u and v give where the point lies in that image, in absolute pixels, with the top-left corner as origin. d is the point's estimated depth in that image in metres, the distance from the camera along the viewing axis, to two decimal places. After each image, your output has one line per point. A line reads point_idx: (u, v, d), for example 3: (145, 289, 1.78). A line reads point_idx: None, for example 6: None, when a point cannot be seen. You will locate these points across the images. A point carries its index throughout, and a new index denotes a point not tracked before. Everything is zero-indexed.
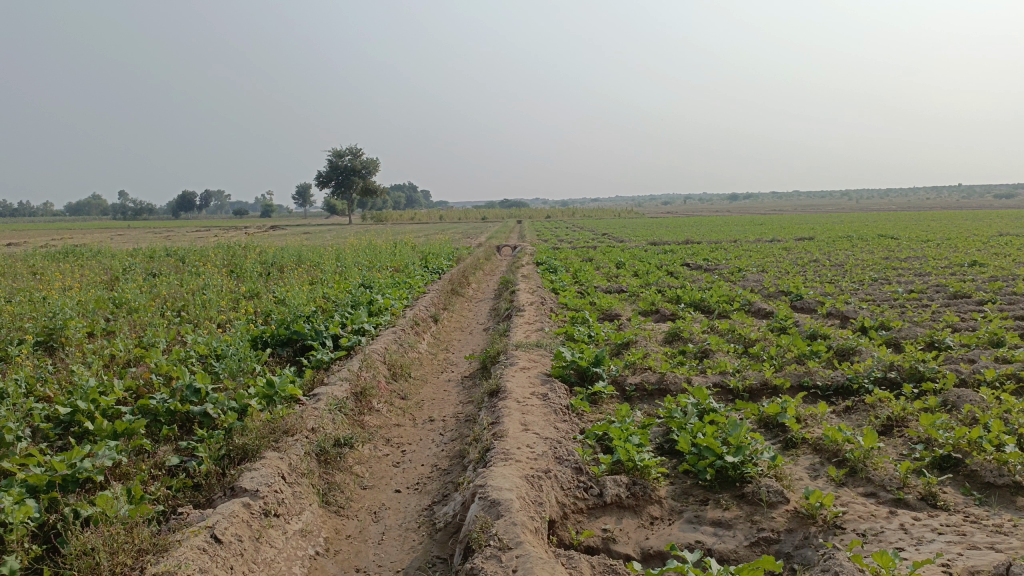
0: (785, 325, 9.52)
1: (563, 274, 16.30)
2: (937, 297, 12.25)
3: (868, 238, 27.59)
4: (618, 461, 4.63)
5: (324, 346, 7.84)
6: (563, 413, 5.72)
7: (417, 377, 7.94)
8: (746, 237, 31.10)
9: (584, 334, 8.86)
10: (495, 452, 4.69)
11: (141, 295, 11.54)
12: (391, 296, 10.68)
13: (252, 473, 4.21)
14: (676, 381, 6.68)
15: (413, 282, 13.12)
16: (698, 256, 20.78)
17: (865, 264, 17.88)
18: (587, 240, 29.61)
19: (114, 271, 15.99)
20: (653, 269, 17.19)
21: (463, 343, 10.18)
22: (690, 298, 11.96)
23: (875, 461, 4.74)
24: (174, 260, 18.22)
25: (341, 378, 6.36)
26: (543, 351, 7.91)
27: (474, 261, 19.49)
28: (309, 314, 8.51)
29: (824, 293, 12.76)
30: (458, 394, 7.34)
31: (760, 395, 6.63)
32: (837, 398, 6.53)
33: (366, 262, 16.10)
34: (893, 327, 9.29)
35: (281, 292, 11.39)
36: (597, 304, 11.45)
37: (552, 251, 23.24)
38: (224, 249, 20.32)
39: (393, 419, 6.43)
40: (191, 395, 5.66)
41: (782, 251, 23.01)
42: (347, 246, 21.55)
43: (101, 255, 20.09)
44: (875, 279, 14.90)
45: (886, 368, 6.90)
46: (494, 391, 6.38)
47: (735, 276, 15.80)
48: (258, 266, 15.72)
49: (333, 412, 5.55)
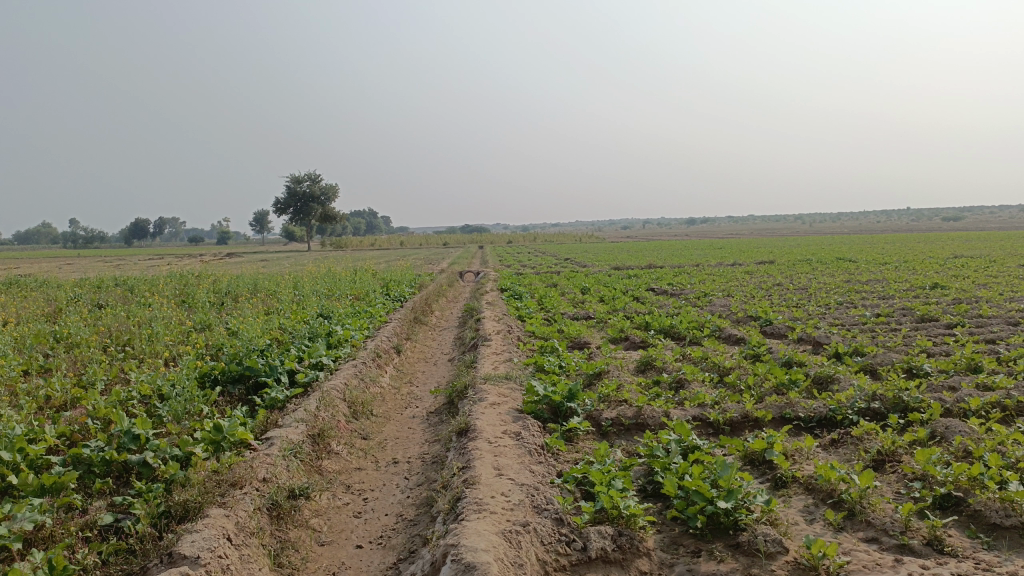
0: (759, 353, 9.27)
1: (528, 301, 15.99)
2: (905, 321, 12.20)
3: (827, 261, 27.83)
4: (601, 509, 4.24)
5: (279, 383, 7.36)
6: (538, 454, 5.33)
7: (379, 414, 7.48)
8: (707, 261, 31.19)
9: (555, 364, 8.51)
10: (466, 503, 4.28)
11: (84, 329, 10.87)
12: (351, 327, 10.20)
13: (193, 536, 3.73)
14: (654, 416, 6.35)
15: (374, 311, 12.65)
16: (663, 281, 20.64)
17: (829, 287, 17.89)
18: (550, 266, 29.45)
19: (58, 302, 15.20)
20: (619, 294, 16.98)
21: (428, 375, 9.76)
22: (659, 325, 11.70)
23: (873, 502, 4.44)
24: (124, 290, 17.48)
25: (298, 420, 5.88)
26: (512, 385, 7.51)
27: (437, 288, 19.06)
28: (262, 348, 8.01)
29: (793, 317, 12.63)
30: (424, 433, 6.90)
31: (742, 428, 6.33)
32: (821, 430, 6.27)
33: (325, 290, 15.59)
34: (868, 352, 9.12)
35: (235, 323, 10.84)
36: (565, 332, 11.11)
37: (516, 277, 22.92)
38: (177, 278, 19.59)
39: (354, 463, 5.96)
40: (130, 443, 5.15)
41: (745, 274, 23.08)
42: (306, 273, 21.02)
43: (46, 285, 19.21)
44: (842, 302, 14.86)
45: (869, 398, 6.67)
46: (463, 431, 5.97)
47: (701, 300, 15.64)
48: (212, 296, 15.10)
49: (288, 460, 5.08)
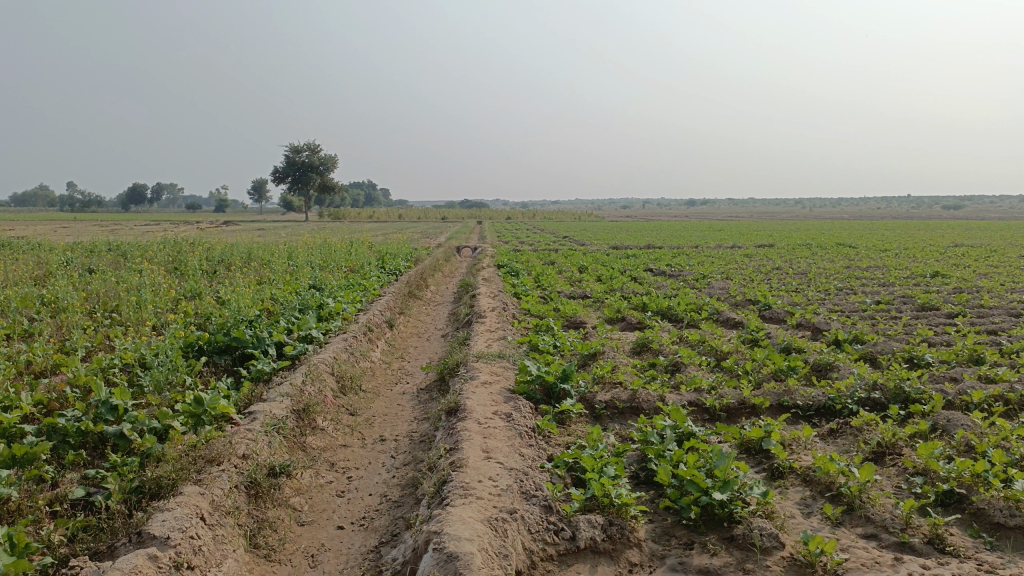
0: (758, 338, 9.11)
1: (524, 278, 15.80)
2: (905, 309, 12.03)
3: (827, 247, 27.61)
4: (592, 497, 4.09)
5: (266, 355, 7.19)
6: (529, 437, 5.17)
7: (368, 390, 7.32)
8: (706, 243, 30.97)
9: (549, 343, 8.34)
10: (452, 487, 4.12)
11: (72, 294, 10.66)
12: (343, 299, 10.01)
13: (164, 515, 3.57)
14: (649, 400, 6.19)
15: (368, 284, 12.45)
16: (662, 262, 20.46)
17: (828, 273, 17.71)
18: (548, 243, 29.18)
19: (48, 266, 14.98)
20: (616, 274, 16.78)
21: (420, 351, 9.60)
22: (657, 306, 11.53)
23: (873, 497, 4.30)
24: (116, 256, 17.24)
25: (282, 394, 5.71)
26: (505, 363, 7.34)
27: (433, 263, 18.85)
28: (251, 318, 7.82)
29: (792, 302, 12.46)
30: (413, 410, 6.74)
31: (738, 415, 6.18)
32: (819, 419, 6.13)
33: (319, 261, 15.38)
34: (869, 340, 8.96)
35: (225, 292, 10.63)
36: (561, 311, 10.94)
37: (514, 254, 22.72)
38: (171, 244, 19.35)
39: (339, 440, 5.80)
40: (107, 414, 4.97)
41: (744, 257, 22.92)
42: (302, 244, 20.79)
43: (38, 248, 18.96)
44: (842, 289, 14.69)
45: (869, 387, 6.52)
46: (452, 410, 5.80)
47: (700, 283, 15.45)
48: (204, 264, 14.87)
49: (270, 436, 4.91)
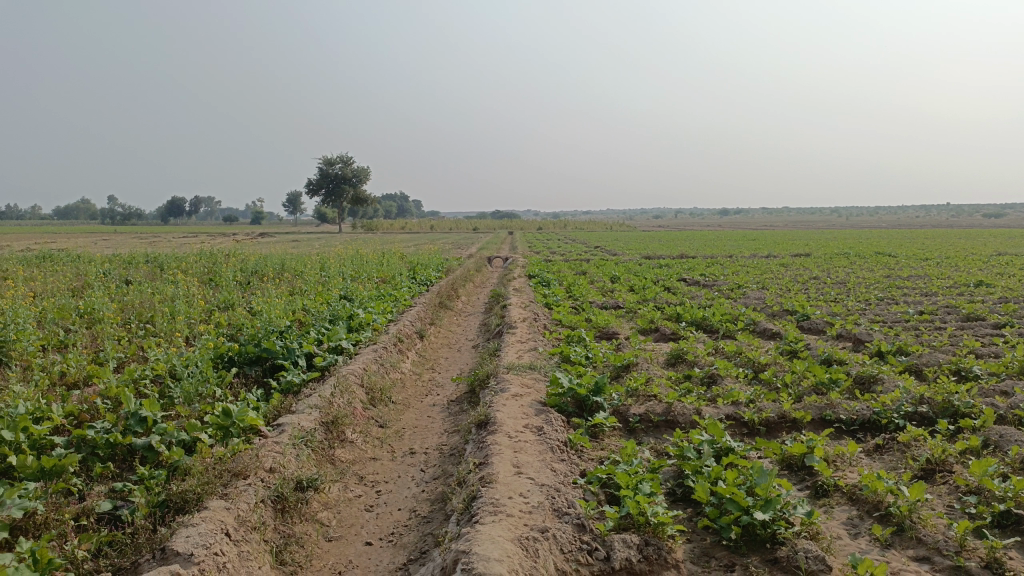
0: (797, 349, 8.86)
1: (556, 288, 15.67)
2: (949, 319, 11.66)
3: (865, 255, 27.03)
4: (627, 515, 3.93)
5: (296, 366, 7.14)
6: (562, 451, 5.03)
7: (398, 401, 7.24)
8: (740, 252, 30.55)
9: (581, 355, 8.19)
10: (482, 503, 3.99)
11: (107, 305, 10.77)
12: (373, 310, 9.96)
13: (189, 531, 3.50)
14: (685, 414, 6.02)
15: (399, 294, 12.41)
16: (695, 272, 20.18)
17: (867, 282, 17.29)
18: (580, 254, 28.97)
19: (87, 277, 15.20)
20: (649, 283, 16.57)
21: (451, 362, 9.50)
22: (691, 317, 11.31)
23: (924, 517, 4.08)
24: (152, 267, 17.47)
25: (311, 406, 5.64)
26: (536, 375, 7.21)
27: (463, 273, 18.79)
28: (281, 329, 7.79)
29: (831, 313, 12.14)
30: (443, 422, 6.63)
31: (778, 429, 5.98)
32: (864, 434, 5.90)
33: (351, 272, 15.40)
34: (913, 351, 8.66)
35: (257, 303, 10.66)
36: (593, 321, 10.78)
37: (545, 264, 22.58)
38: (206, 256, 19.58)
39: (368, 453, 5.71)
40: (136, 426, 4.94)
41: (780, 267, 22.52)
42: (334, 255, 20.90)
43: (77, 260, 19.30)
44: (882, 298, 14.32)
45: (915, 401, 6.26)
46: (483, 423, 5.68)
47: (735, 292, 15.16)
48: (238, 275, 14.98)
49: (298, 449, 4.84)
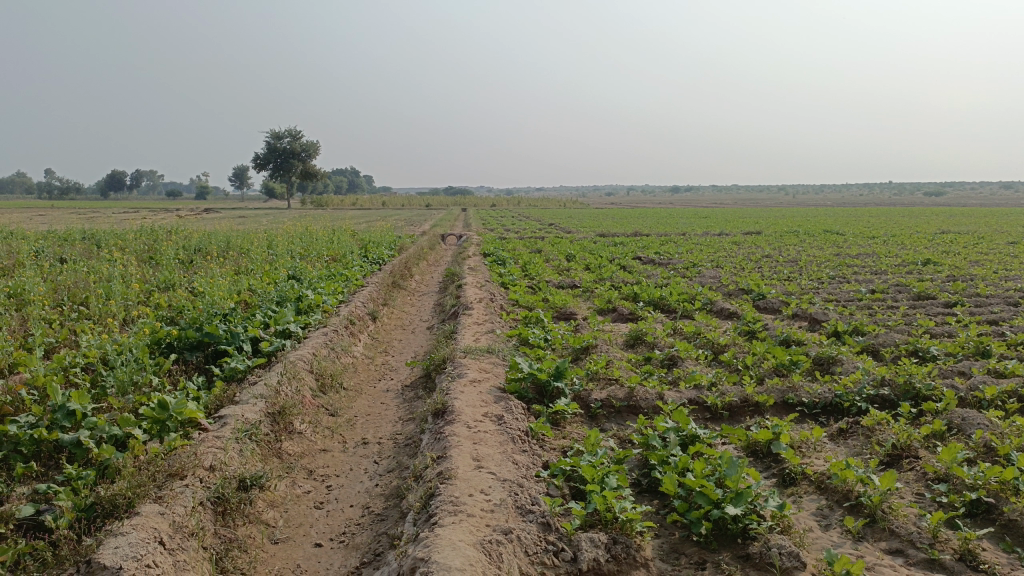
0: (755, 330, 8.78)
1: (511, 266, 15.42)
2: (901, 298, 11.75)
3: (815, 234, 27.38)
4: (594, 512, 3.74)
5: (241, 352, 6.77)
6: (523, 441, 4.82)
7: (350, 388, 6.93)
8: (693, 230, 30.71)
9: (540, 337, 7.99)
10: (440, 502, 3.76)
11: (39, 285, 10.15)
12: (323, 291, 9.58)
13: (118, 542, 3.20)
14: (648, 399, 5.87)
15: (350, 274, 12.01)
16: (650, 250, 20.14)
17: (819, 261, 17.43)
18: (534, 231, 28.75)
19: (18, 255, 14.41)
20: (605, 262, 16.42)
21: (404, 344, 9.21)
22: (649, 296, 11.17)
23: (895, 507, 3.99)
24: (89, 244, 16.66)
25: (256, 396, 5.31)
26: (494, 359, 6.97)
27: (417, 251, 18.39)
28: (225, 312, 7.39)
29: (786, 292, 12.14)
30: (397, 409, 6.35)
31: (742, 414, 5.86)
32: (827, 418, 5.82)
33: (301, 250, 14.90)
34: (869, 331, 8.66)
35: (201, 283, 10.17)
36: (550, 301, 10.57)
37: (500, 242, 22.29)
38: (147, 233, 18.76)
39: (318, 444, 5.41)
40: (64, 420, 4.55)
41: (733, 245, 22.63)
42: (282, 232, 20.30)
43: (8, 237, 18.34)
44: (834, 277, 14.42)
45: (877, 383, 6.21)
46: (439, 411, 5.43)
47: (690, 271, 15.10)
48: (180, 253, 14.37)
49: (242, 444, 4.53)
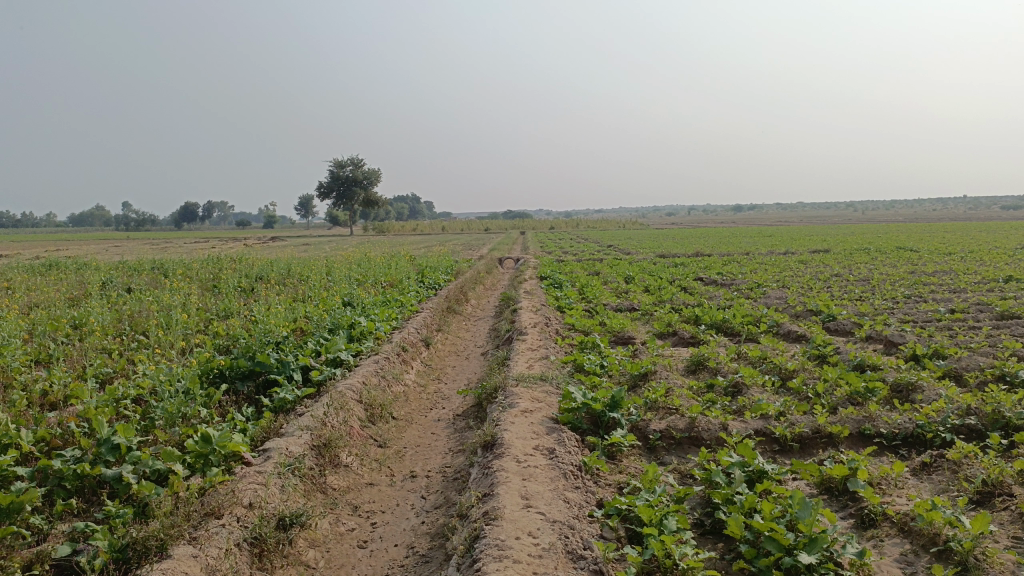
0: (825, 354, 8.31)
1: (568, 290, 15.15)
2: (984, 318, 11.03)
3: (886, 251, 26.33)
4: (651, 559, 3.44)
5: (291, 381, 6.69)
6: (576, 477, 4.54)
7: (400, 417, 6.77)
8: (757, 249, 29.91)
9: (596, 364, 7.71)
10: (485, 546, 3.51)
11: (104, 315, 10.36)
12: (377, 318, 9.50)
13: None
14: (710, 430, 5.54)
15: (405, 300, 11.95)
16: (712, 270, 19.61)
17: (892, 279, 16.66)
18: (593, 254, 28.46)
19: (89, 286, 14.84)
20: (665, 284, 16.01)
21: (458, 371, 9.03)
22: (711, 319, 10.76)
23: (991, 554, 3.56)
24: (156, 274, 17.11)
25: (301, 428, 5.18)
26: (548, 388, 6.71)
27: (473, 276, 18.30)
28: (277, 340, 7.33)
29: (858, 313, 11.56)
30: (448, 440, 6.15)
31: (813, 446, 5.46)
32: (908, 451, 5.38)
33: (358, 276, 14.96)
34: (951, 354, 8.09)
35: (258, 310, 10.23)
36: (608, 325, 10.27)
37: (558, 265, 22.09)
38: (212, 262, 19.18)
39: (364, 477, 5.24)
40: (107, 454, 4.49)
41: (799, 264, 21.92)
42: (342, 258, 20.51)
43: (83, 268, 19.01)
44: (909, 296, 13.71)
45: (962, 412, 5.72)
46: (489, 444, 5.20)
47: (754, 292, 14.58)
48: (242, 281, 14.58)
49: (283, 480, 4.38)
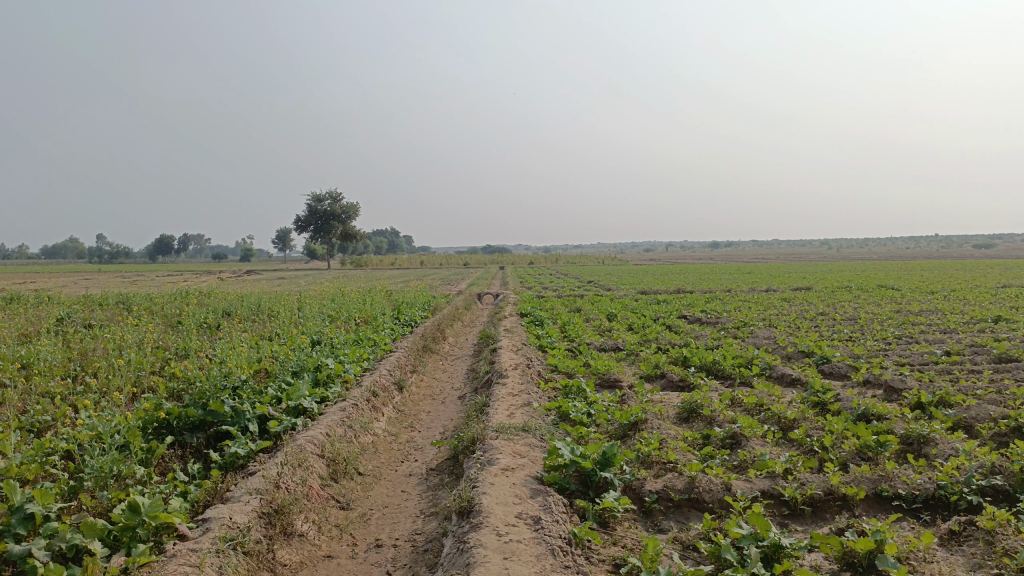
0: (825, 401, 7.80)
1: (550, 328, 14.59)
2: (982, 361, 10.60)
3: (867, 289, 26.19)
4: None
5: (246, 433, 6.04)
6: (565, 553, 3.94)
7: (367, 472, 6.12)
8: (739, 286, 29.60)
9: (582, 412, 7.13)
10: None
11: (53, 354, 9.58)
12: (347, 359, 8.86)
13: None
14: (712, 491, 4.96)
15: (378, 338, 11.30)
16: (696, 308, 19.18)
17: (880, 319, 16.29)
18: (574, 289, 28.09)
19: (44, 321, 14.01)
20: (649, 322, 15.52)
21: (432, 417, 8.40)
22: (701, 361, 10.24)
23: None
24: (119, 309, 16.31)
25: (250, 492, 4.54)
26: (530, 440, 6.11)
27: (452, 312, 17.73)
28: (234, 385, 6.67)
29: (852, 355, 11.08)
30: (419, 500, 5.51)
31: (826, 510, 4.92)
32: (931, 516, 4.86)
33: (331, 313, 14.29)
34: (958, 402, 7.62)
35: (220, 350, 9.55)
36: (593, 367, 9.70)
37: (538, 301, 21.54)
38: (179, 296, 18.38)
39: (322, 549, 4.59)
40: (18, 527, 3.76)
41: (783, 302, 21.61)
42: (317, 293, 19.82)
43: (44, 302, 18.13)
44: (900, 337, 13.31)
45: (986, 471, 5.20)
46: (464, 510, 4.59)
47: (742, 331, 14.12)
48: (208, 317, 13.84)
49: (220, 560, 3.74)
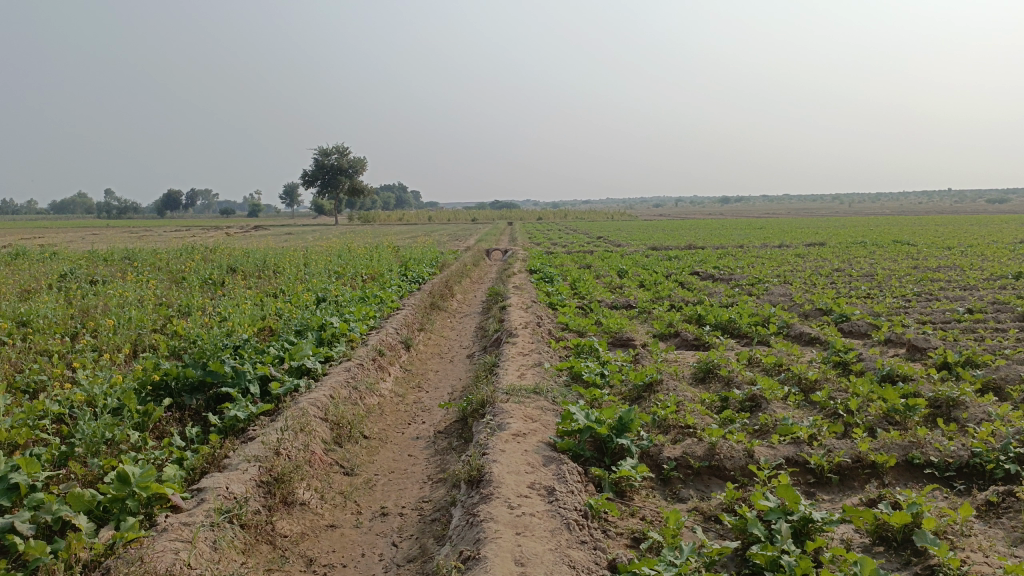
0: (847, 361, 7.50)
1: (559, 285, 14.27)
2: (1006, 320, 10.26)
3: (882, 245, 25.73)
4: None
5: (247, 394, 5.81)
6: (581, 527, 3.70)
7: (373, 435, 5.91)
8: (751, 242, 29.17)
9: (596, 373, 6.87)
10: None
11: (52, 311, 9.33)
12: (353, 318, 8.60)
13: None
14: (734, 458, 4.70)
15: (385, 295, 11.04)
16: (709, 264, 18.80)
17: (898, 275, 15.90)
18: (583, 245, 27.68)
19: (47, 277, 13.75)
20: (661, 279, 15.18)
21: (440, 377, 8.17)
22: (716, 319, 9.94)
23: None
24: (123, 265, 16.04)
25: (248, 459, 4.32)
26: (542, 403, 5.86)
27: (460, 269, 17.43)
28: (235, 344, 6.42)
29: (871, 312, 10.76)
30: (426, 466, 5.29)
31: (854, 478, 4.67)
32: (965, 485, 4.61)
33: (337, 269, 13.98)
34: (985, 362, 7.32)
35: (223, 307, 9.30)
36: (605, 326, 9.41)
37: (547, 257, 21.18)
38: (184, 252, 18.09)
39: (324, 518, 4.38)
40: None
41: (797, 258, 21.20)
42: (324, 248, 19.50)
43: (48, 258, 17.88)
44: (920, 294, 12.95)
45: (1023, 438, 4.92)
46: (474, 479, 4.36)
47: (757, 288, 13.78)
48: (213, 273, 13.56)
49: (214, 534, 3.54)
